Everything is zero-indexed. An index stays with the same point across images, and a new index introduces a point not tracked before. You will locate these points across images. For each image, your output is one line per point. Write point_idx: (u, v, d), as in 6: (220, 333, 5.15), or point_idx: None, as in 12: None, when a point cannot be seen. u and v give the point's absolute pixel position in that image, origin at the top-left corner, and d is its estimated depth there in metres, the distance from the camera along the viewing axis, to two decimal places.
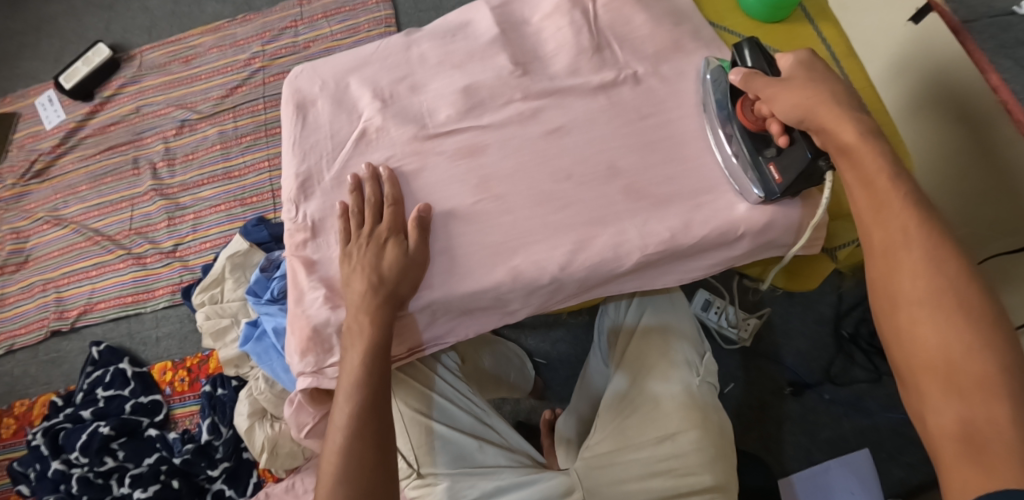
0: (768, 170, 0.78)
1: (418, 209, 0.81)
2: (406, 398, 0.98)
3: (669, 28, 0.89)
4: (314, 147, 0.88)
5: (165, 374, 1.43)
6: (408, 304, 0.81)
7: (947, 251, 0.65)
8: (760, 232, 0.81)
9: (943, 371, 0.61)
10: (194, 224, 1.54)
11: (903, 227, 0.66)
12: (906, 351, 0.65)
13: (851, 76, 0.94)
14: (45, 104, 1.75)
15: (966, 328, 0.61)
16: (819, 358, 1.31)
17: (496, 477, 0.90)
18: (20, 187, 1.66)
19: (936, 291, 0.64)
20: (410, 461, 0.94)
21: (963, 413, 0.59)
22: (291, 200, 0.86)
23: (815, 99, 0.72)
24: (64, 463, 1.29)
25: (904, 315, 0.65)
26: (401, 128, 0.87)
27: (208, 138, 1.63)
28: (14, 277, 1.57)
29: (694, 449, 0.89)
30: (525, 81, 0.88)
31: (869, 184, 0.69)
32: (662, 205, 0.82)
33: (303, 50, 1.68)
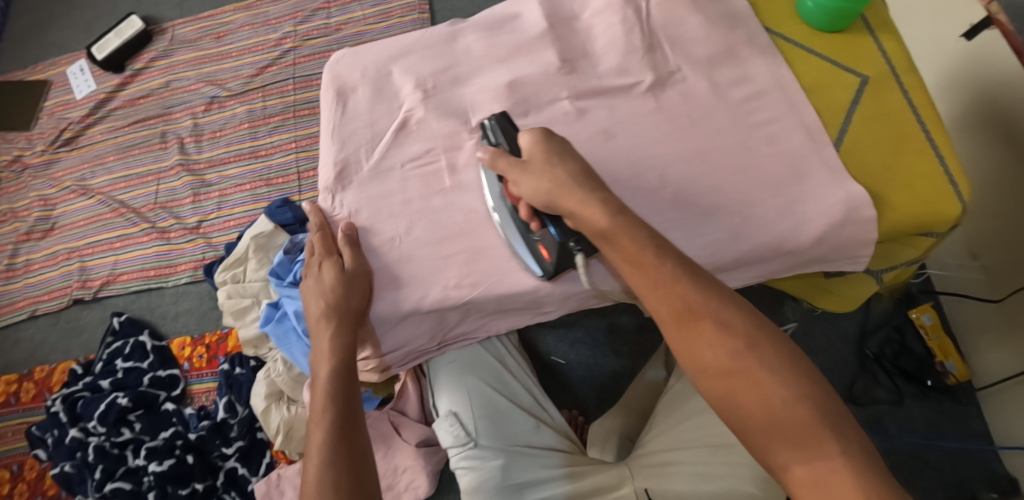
0: (537, 248, 0.78)
1: (344, 228, 0.83)
2: (475, 367, 0.97)
3: (723, 32, 0.88)
4: (353, 136, 0.87)
5: (183, 349, 1.43)
6: (367, 312, 0.81)
7: (729, 315, 0.66)
8: (809, 248, 0.81)
9: (778, 428, 0.63)
10: (218, 202, 1.54)
11: (686, 297, 0.66)
12: (736, 415, 0.65)
13: (910, 93, 0.86)
14: (76, 73, 1.76)
15: (782, 381, 0.63)
16: (840, 377, 1.30)
17: (548, 462, 0.91)
18: (48, 154, 1.67)
19: (737, 357, 0.65)
20: (465, 430, 0.93)
21: (809, 462, 0.62)
22: (326, 188, 0.86)
23: (555, 185, 0.73)
24: (80, 431, 1.30)
25: (716, 389, 0.65)
26: (443, 121, 0.86)
27: (236, 116, 1.63)
28: (39, 244, 1.58)
29: (748, 463, 0.86)
30: (572, 79, 0.87)
31: (637, 263, 0.69)
32: (707, 215, 0.80)
33: (335, 32, 1.67)
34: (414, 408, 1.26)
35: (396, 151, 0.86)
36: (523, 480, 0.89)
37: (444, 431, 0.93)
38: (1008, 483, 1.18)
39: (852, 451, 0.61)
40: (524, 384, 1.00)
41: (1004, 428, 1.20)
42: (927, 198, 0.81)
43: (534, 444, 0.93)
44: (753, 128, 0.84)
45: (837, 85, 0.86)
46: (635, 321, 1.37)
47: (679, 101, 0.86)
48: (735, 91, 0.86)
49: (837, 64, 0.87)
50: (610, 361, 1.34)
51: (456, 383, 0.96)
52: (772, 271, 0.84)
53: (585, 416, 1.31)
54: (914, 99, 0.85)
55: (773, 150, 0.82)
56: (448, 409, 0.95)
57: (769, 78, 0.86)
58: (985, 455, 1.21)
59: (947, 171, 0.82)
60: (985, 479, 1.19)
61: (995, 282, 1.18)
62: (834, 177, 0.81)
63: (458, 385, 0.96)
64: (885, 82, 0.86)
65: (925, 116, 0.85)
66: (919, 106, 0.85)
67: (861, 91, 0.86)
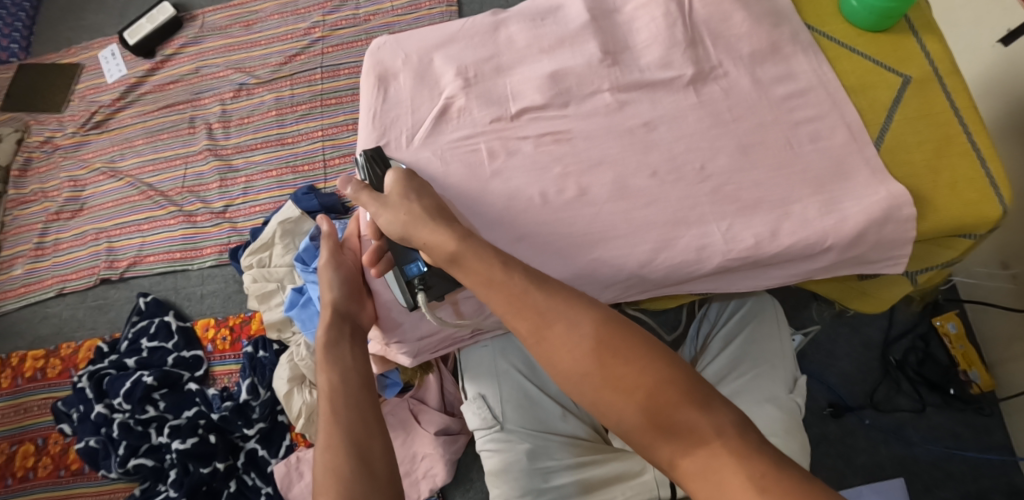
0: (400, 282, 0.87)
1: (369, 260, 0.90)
2: (507, 354, 0.98)
3: (768, 29, 0.86)
4: (396, 120, 0.87)
5: (207, 330, 1.46)
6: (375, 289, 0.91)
7: (581, 320, 0.67)
8: (850, 245, 0.78)
9: (654, 422, 0.64)
10: (245, 187, 1.56)
11: (536, 308, 0.68)
12: (613, 417, 0.65)
13: (953, 95, 0.84)
14: (108, 57, 1.78)
15: (649, 376, 0.65)
16: (862, 381, 1.31)
17: (573, 450, 0.92)
18: (79, 136, 1.70)
19: (597, 361, 0.66)
20: (494, 414, 0.95)
21: (692, 450, 0.63)
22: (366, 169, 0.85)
23: (410, 218, 0.76)
24: (106, 408, 1.34)
25: (590, 395, 0.66)
26: (485, 109, 0.86)
27: (265, 103, 1.65)
28: (68, 225, 1.61)
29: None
30: (615, 71, 0.86)
31: (490, 279, 0.70)
32: (749, 210, 0.79)
33: (364, 23, 1.69)
34: (434, 397, 1.28)
35: (441, 136, 0.85)
36: (547, 466, 0.90)
37: (472, 413, 0.95)
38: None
39: (727, 433, 0.63)
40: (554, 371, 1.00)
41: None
42: (968, 200, 0.79)
43: (560, 432, 0.94)
44: (794, 126, 0.83)
45: (879, 85, 0.85)
46: None
47: (722, 97, 0.84)
48: (778, 88, 0.84)
49: (880, 63, 0.86)
50: None
51: (488, 367, 0.98)
52: (809, 271, 0.81)
53: None
54: (957, 100, 0.84)
55: (814, 148, 0.81)
56: (477, 392, 0.97)
57: (812, 75, 0.85)
58: (1007, 467, 1.22)
59: (989, 174, 0.80)
60: (1005, 491, 1.21)
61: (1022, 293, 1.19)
62: (876, 176, 0.80)
63: (489, 370, 0.97)
64: (929, 82, 0.85)
65: (968, 118, 0.83)
66: (962, 109, 0.83)
67: (905, 91, 0.84)
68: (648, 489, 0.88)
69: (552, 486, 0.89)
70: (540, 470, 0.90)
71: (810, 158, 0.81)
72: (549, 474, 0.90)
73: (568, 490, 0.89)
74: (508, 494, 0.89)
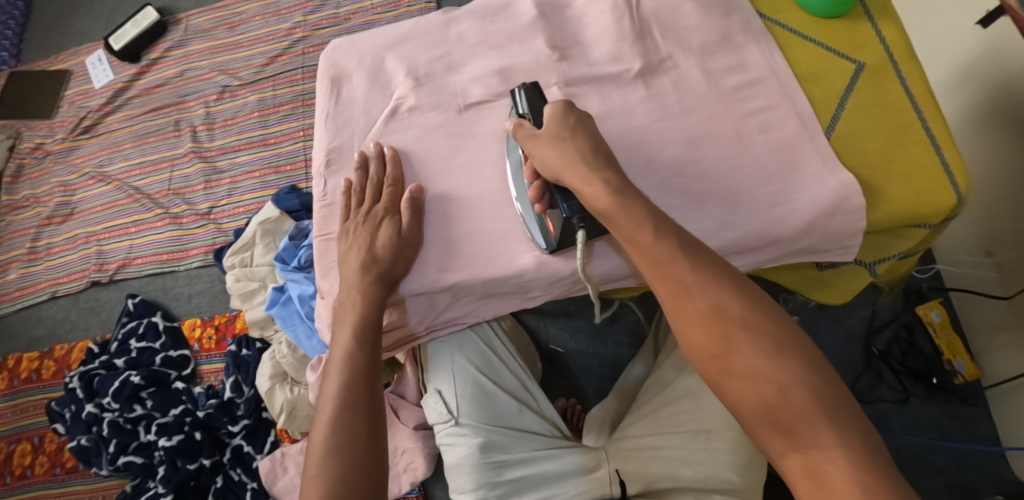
0: (546, 221, 0.78)
1: (411, 190, 0.80)
2: (463, 350, 0.99)
3: (719, 19, 0.87)
4: (348, 122, 0.88)
5: (193, 330, 1.48)
6: (400, 286, 0.79)
7: (726, 296, 0.66)
8: (797, 238, 0.79)
9: (772, 416, 0.63)
10: (229, 188, 1.58)
11: (681, 278, 0.67)
12: (733, 399, 0.65)
13: (908, 81, 0.83)
14: (96, 63, 1.81)
15: (783, 368, 0.63)
16: (844, 372, 1.30)
17: (529, 445, 0.95)
18: (68, 142, 1.73)
19: (735, 341, 0.65)
20: (448, 408, 0.97)
21: (805, 453, 0.61)
22: (320, 174, 0.87)
23: (562, 158, 0.74)
24: (96, 407, 1.36)
25: (716, 372, 0.66)
26: (435, 109, 0.86)
27: (248, 105, 1.67)
28: (60, 229, 1.65)
29: (727, 450, 0.89)
30: (563, 66, 0.86)
31: (636, 241, 0.69)
32: (696, 204, 0.79)
33: (345, 22, 1.70)
34: (412, 391, 1.27)
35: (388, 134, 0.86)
36: (501, 460, 0.93)
37: (430, 408, 0.98)
38: (1016, 487, 1.19)
39: (850, 444, 0.60)
40: (510, 367, 1.03)
41: (1014, 430, 1.19)
42: (923, 190, 0.79)
43: (516, 425, 0.98)
44: (745, 117, 0.83)
45: (831, 73, 0.85)
46: (636, 312, 1.38)
47: (671, 89, 0.85)
48: (728, 79, 0.84)
49: (834, 51, 0.85)
50: (610, 351, 1.36)
51: (444, 363, 0.99)
52: (759, 261, 0.81)
53: (582, 404, 1.33)
54: (912, 87, 0.83)
55: (765, 138, 0.81)
56: (433, 387, 0.99)
57: (764, 66, 0.85)
58: (993, 458, 1.22)
59: (945, 162, 0.80)
60: (990, 483, 1.20)
61: (1008, 281, 1.17)
62: (827, 166, 0.80)
63: (445, 364, 0.99)
64: (884, 69, 0.84)
65: (924, 105, 0.82)
66: (916, 95, 0.83)
67: (858, 78, 0.84)
68: (601, 485, 0.91)
69: (505, 480, 0.92)
70: (494, 463, 0.93)
71: (761, 147, 0.81)
72: (505, 467, 0.93)
73: (521, 484, 0.92)
74: (464, 486, 0.92)
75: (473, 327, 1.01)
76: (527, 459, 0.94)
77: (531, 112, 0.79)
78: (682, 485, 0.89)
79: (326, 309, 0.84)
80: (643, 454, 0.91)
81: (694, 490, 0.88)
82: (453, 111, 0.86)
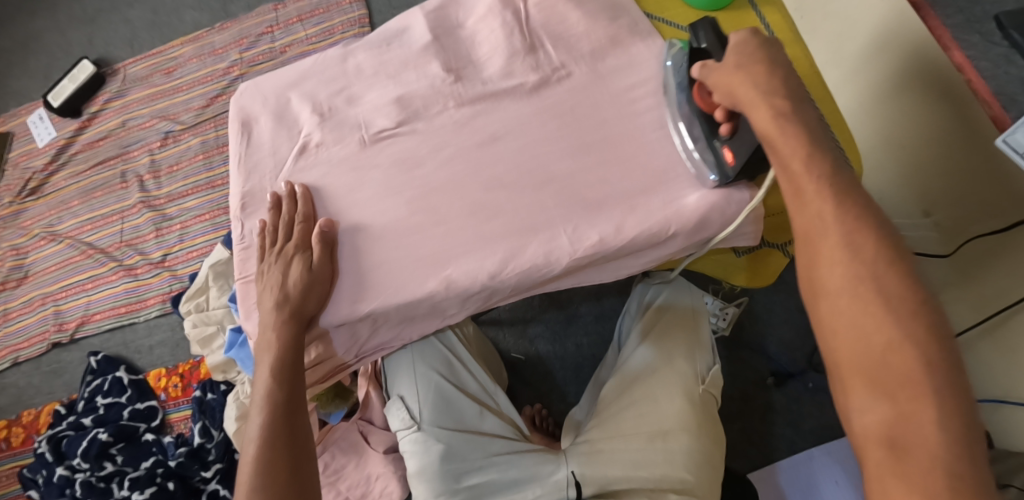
0: (722, 153, 0.77)
1: (321, 225, 0.82)
2: (426, 356, 1.00)
3: (604, 24, 0.88)
4: (257, 164, 0.89)
5: (159, 380, 1.48)
6: (319, 320, 0.80)
7: (864, 238, 0.59)
8: (694, 230, 0.80)
9: (869, 372, 0.56)
10: (181, 234, 1.58)
11: (821, 211, 0.61)
12: (832, 345, 0.59)
13: (796, 64, 0.86)
14: (36, 122, 1.80)
15: (897, 328, 0.56)
16: (801, 347, 1.32)
17: (488, 451, 0.95)
18: (16, 205, 1.72)
19: (860, 283, 0.58)
20: (411, 414, 0.96)
21: (891, 420, 0.55)
22: (236, 218, 0.88)
23: (738, 81, 0.69)
24: (67, 469, 1.35)
25: (824, 308, 0.60)
26: (342, 141, 0.88)
27: (191, 148, 1.67)
28: (15, 293, 1.63)
29: (682, 451, 0.90)
30: (458, 88, 0.88)
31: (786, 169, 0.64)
32: (595, 207, 0.80)
33: (280, 55, 1.70)
34: (379, 416, 1.29)
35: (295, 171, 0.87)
36: (462, 467, 0.92)
37: (392, 414, 0.96)
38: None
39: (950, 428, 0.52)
40: (472, 371, 1.03)
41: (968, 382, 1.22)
42: None
43: (476, 429, 0.98)
44: (636, 119, 0.84)
45: None
46: (593, 311, 1.39)
47: (564, 97, 0.86)
48: (618, 82, 0.86)
49: None
50: (571, 353, 1.38)
51: (407, 371, 0.99)
52: (669, 253, 0.84)
53: (548, 409, 1.35)
54: (800, 68, 0.86)
55: (657, 136, 0.83)
56: (397, 394, 0.98)
57: (652, 66, 0.86)
58: None
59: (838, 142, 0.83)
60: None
61: (948, 237, 1.19)
62: None
63: (408, 370, 0.99)
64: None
65: (812, 85, 0.85)
66: (805, 76, 0.86)
67: None
68: (558, 488, 0.91)
69: (464, 486, 0.92)
70: (454, 469, 0.92)
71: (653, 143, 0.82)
72: (464, 475, 0.92)
73: (481, 492, 0.92)
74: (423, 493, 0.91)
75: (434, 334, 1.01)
76: (487, 465, 0.93)
77: (713, 44, 0.77)
78: (637, 485, 0.89)
79: None
80: (600, 456, 0.91)
81: (649, 489, 0.89)
82: (358, 142, 0.87)
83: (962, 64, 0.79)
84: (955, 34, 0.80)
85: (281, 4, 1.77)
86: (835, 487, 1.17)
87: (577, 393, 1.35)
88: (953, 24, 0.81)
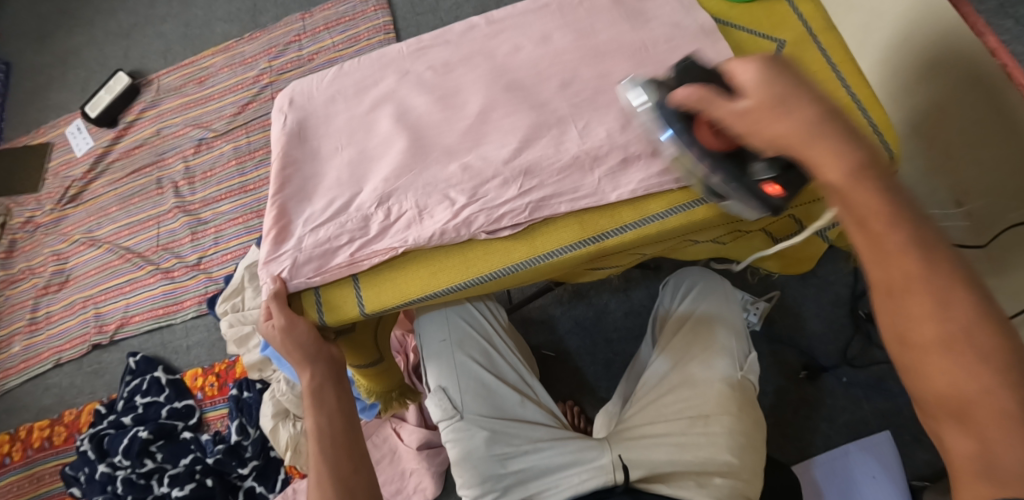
0: None
1: (358, 235, 0.83)
2: (465, 346, 1.03)
3: (639, 25, 0.90)
4: (291, 178, 0.88)
5: (196, 380, 1.51)
6: (359, 303, 0.83)
7: (949, 289, 0.54)
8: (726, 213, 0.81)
9: (959, 416, 0.53)
10: (215, 237, 1.62)
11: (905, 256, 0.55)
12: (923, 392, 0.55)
13: (829, 52, 0.87)
14: (75, 132, 1.86)
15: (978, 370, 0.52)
16: (834, 341, 1.33)
17: (531, 437, 0.96)
18: (57, 212, 1.78)
19: (932, 335, 0.54)
20: (454, 404, 0.98)
21: (979, 450, 0.52)
22: (275, 200, 0.86)
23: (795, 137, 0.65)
24: (109, 466, 1.38)
25: (894, 329, 0.56)
26: (360, 190, 0.86)
27: (224, 154, 1.71)
28: (57, 296, 1.69)
29: (724, 433, 0.91)
30: (494, 82, 0.89)
31: (910, 290, 0.55)
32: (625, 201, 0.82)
33: (308, 63, 1.75)
34: (412, 414, 1.33)
35: (329, 267, 0.82)
36: (507, 452, 0.94)
37: (434, 405, 0.99)
38: None
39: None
40: (510, 361, 1.05)
41: None
42: None
43: (518, 417, 0.99)
44: None
45: (754, 53, 0.89)
46: (621, 307, 1.42)
47: (609, 83, 0.86)
48: (665, 71, 0.86)
49: (756, 32, 0.90)
50: (601, 348, 1.40)
51: (448, 361, 1.02)
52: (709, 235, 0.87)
53: (580, 405, 1.36)
54: (833, 57, 0.87)
55: None
56: (437, 384, 1.01)
57: (706, 56, 0.86)
58: None
59: (872, 123, 0.82)
60: None
61: (978, 228, 1.20)
62: None
63: (448, 360, 1.02)
64: (804, 44, 0.89)
65: (847, 73, 0.86)
66: (838, 64, 0.86)
67: (780, 56, 0.88)
68: (603, 472, 0.90)
69: (509, 471, 0.93)
70: (498, 456, 0.93)
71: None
72: (509, 460, 0.93)
73: (525, 475, 0.93)
74: (467, 481, 0.93)
75: (467, 322, 1.04)
76: (531, 449, 0.94)
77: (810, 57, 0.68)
78: (682, 469, 0.90)
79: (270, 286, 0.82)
80: (643, 440, 0.92)
81: (694, 473, 0.89)
82: (381, 232, 0.83)
83: (997, 48, 0.80)
84: (986, 18, 0.82)
85: (308, 14, 1.81)
86: (873, 481, 1.17)
87: (607, 388, 1.37)
88: (984, 10, 0.82)
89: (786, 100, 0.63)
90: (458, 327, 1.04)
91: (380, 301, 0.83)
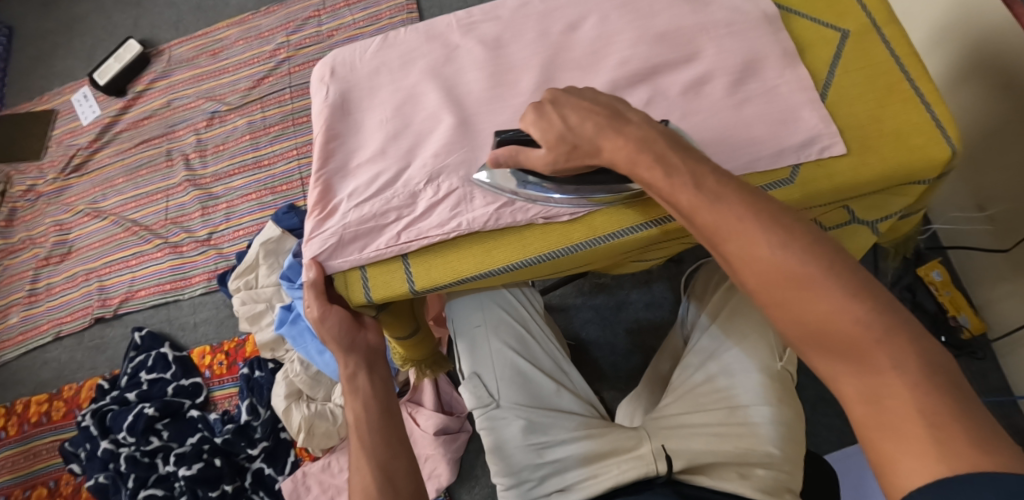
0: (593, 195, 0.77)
1: (406, 214, 0.80)
2: (499, 332, 1.00)
3: (699, 8, 0.88)
4: (335, 153, 0.85)
5: (203, 358, 1.47)
6: (407, 281, 0.79)
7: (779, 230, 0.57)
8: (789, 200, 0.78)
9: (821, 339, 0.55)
10: (227, 213, 1.58)
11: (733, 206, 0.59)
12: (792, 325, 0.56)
13: (893, 45, 0.84)
14: (81, 100, 1.81)
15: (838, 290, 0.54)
16: None
17: (568, 426, 0.93)
18: (60, 181, 1.73)
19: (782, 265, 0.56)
20: (490, 392, 0.96)
21: (859, 375, 0.53)
22: (319, 176, 0.83)
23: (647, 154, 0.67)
24: (111, 443, 1.33)
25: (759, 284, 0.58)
26: (408, 165, 0.83)
27: (237, 129, 1.67)
28: (58, 268, 1.64)
29: (765, 424, 0.89)
30: (546, 60, 0.87)
31: (739, 232, 0.58)
32: None
33: (327, 39, 1.70)
34: (430, 398, 1.30)
35: (375, 244, 0.79)
36: (545, 440, 0.91)
37: (469, 392, 0.97)
38: None
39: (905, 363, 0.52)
40: (545, 348, 1.03)
41: None
42: (914, 146, 0.78)
43: (554, 407, 0.96)
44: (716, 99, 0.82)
45: (814, 42, 0.87)
46: (642, 298, 1.40)
47: (667, 66, 0.84)
48: (725, 55, 0.84)
49: (819, 21, 0.88)
50: (621, 339, 1.37)
51: (484, 348, 1.00)
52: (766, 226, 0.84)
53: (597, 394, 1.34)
54: (896, 49, 0.84)
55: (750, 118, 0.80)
56: (472, 372, 0.99)
57: (767, 44, 0.84)
58: None
59: (935, 118, 0.79)
60: None
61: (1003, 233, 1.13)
62: (822, 123, 0.79)
63: (484, 346, 1.00)
64: (867, 34, 0.86)
65: (909, 65, 0.83)
66: (902, 57, 0.83)
67: (844, 46, 0.86)
68: (643, 463, 0.85)
69: (547, 460, 0.90)
70: (536, 445, 0.91)
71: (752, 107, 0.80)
72: (547, 449, 0.91)
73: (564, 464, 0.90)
74: (503, 470, 0.91)
75: (501, 308, 1.02)
76: (569, 439, 0.91)
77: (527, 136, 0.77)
78: (721, 460, 0.86)
79: (314, 263, 0.79)
80: (681, 429, 0.90)
81: (734, 464, 0.86)
82: (429, 209, 0.79)
83: None
84: None
85: None
86: None
87: (625, 378, 1.35)
88: None
89: (566, 136, 0.71)
90: (492, 312, 1.02)
91: (430, 277, 0.79)
